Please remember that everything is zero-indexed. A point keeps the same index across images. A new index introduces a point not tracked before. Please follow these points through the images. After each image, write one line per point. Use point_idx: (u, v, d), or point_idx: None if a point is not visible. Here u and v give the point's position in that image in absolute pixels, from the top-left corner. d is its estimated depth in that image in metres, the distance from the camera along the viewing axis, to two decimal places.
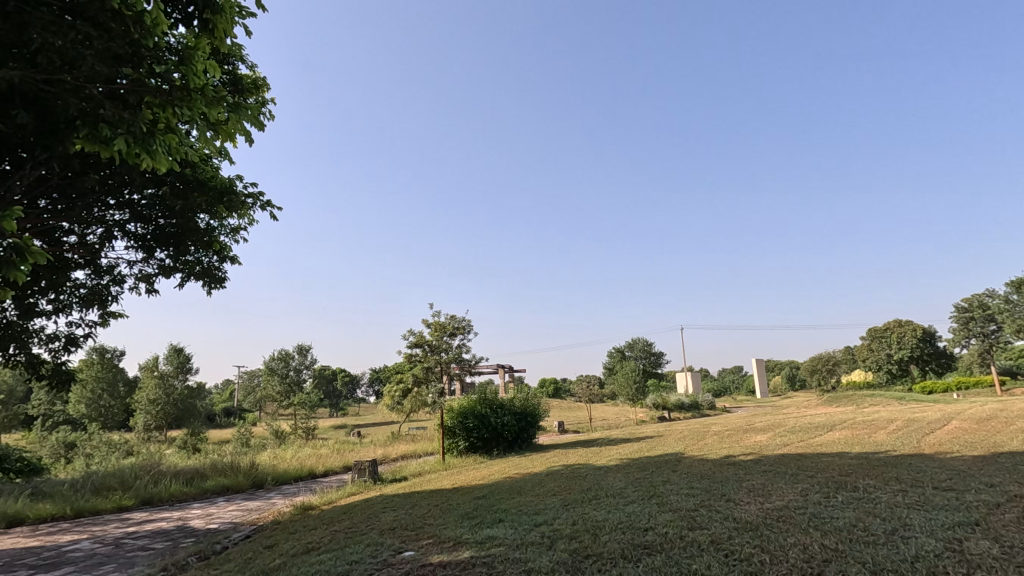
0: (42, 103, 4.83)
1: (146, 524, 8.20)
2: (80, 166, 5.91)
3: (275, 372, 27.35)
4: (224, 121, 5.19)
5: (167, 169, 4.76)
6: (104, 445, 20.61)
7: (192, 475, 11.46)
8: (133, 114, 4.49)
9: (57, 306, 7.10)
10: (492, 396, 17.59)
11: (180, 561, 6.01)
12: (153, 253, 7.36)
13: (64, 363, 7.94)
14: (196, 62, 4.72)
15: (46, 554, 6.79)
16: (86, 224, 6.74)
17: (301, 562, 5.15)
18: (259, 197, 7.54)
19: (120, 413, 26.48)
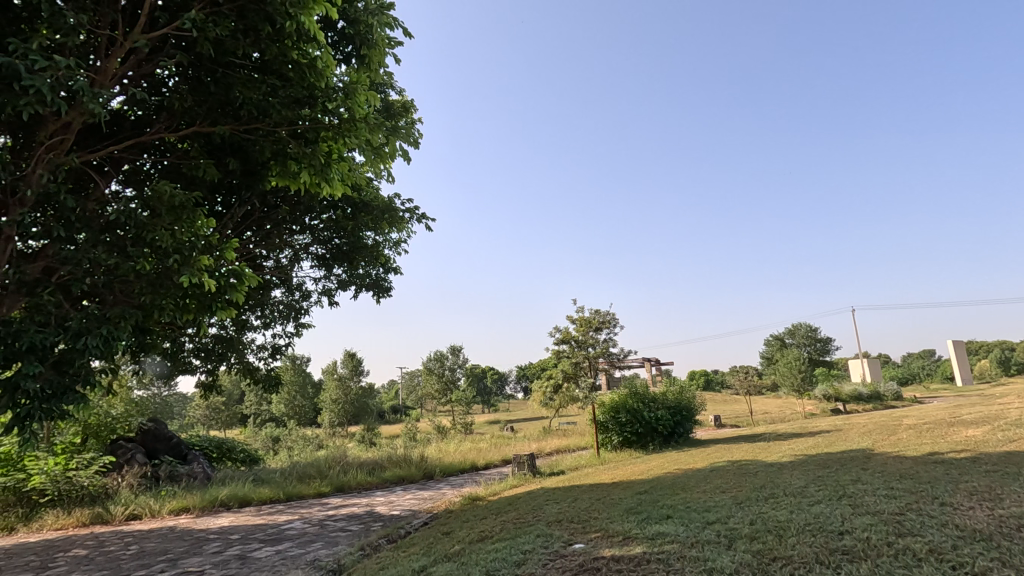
0: (244, 150, 5.76)
1: (342, 508, 9.34)
2: (274, 200, 6.91)
3: (433, 372, 29.79)
4: (383, 145, 5.76)
5: (341, 192, 5.46)
6: (300, 440, 23.96)
7: (374, 465, 12.82)
8: (312, 148, 5.22)
9: (264, 320, 8.37)
10: (641, 390, 17.13)
11: (374, 543, 6.75)
12: (333, 270, 8.29)
13: (271, 369, 9.35)
14: (358, 94, 5.30)
15: (270, 531, 8.04)
16: (281, 251, 7.82)
17: (479, 549, 5.48)
18: (415, 211, 8.19)
19: (310, 411, 30.62)
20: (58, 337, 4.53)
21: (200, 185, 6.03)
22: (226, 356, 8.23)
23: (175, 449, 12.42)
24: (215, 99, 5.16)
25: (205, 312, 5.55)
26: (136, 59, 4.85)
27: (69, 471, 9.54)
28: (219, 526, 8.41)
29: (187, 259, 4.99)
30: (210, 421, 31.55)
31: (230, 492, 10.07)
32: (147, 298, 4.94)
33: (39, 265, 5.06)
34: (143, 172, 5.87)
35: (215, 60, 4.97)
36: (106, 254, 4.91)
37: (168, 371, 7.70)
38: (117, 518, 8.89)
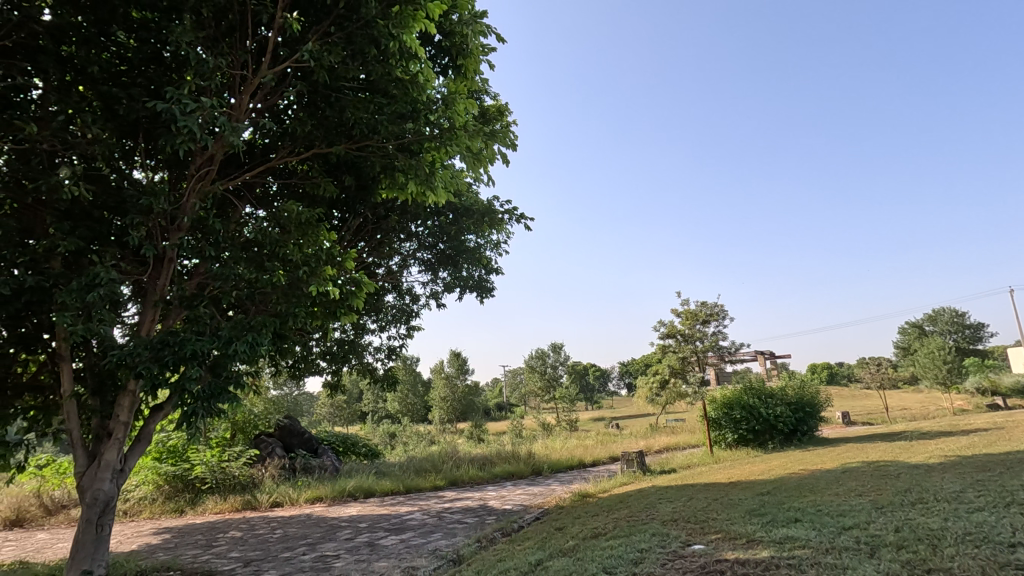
0: (357, 166, 6.21)
1: (458, 502, 9.74)
2: (384, 210, 7.35)
3: (535, 370, 30.13)
4: (482, 149, 5.95)
5: (445, 199, 5.72)
6: (414, 436, 25.32)
7: (484, 461, 13.23)
8: (417, 159, 5.53)
9: (379, 324, 8.93)
10: (756, 384, 16.09)
11: (490, 535, 6.98)
12: (438, 273, 8.63)
13: (387, 369, 9.96)
14: (457, 103, 5.53)
15: (394, 521, 8.58)
16: (392, 258, 8.29)
17: (594, 545, 5.47)
18: (514, 211, 8.33)
19: (422, 408, 32.27)
20: (213, 344, 5.15)
21: (320, 202, 6.60)
22: (347, 358, 8.89)
23: (307, 443, 13.64)
24: (330, 122, 5.61)
25: (331, 317, 6.10)
26: (262, 91, 5.39)
27: (223, 462, 10.84)
28: (349, 515, 9.13)
29: (314, 270, 5.51)
30: (334, 417, 34.29)
31: (356, 484, 10.88)
32: (282, 307, 5.52)
33: (194, 282, 5.80)
34: (271, 194, 6.53)
35: (329, 86, 5.41)
36: (247, 269, 5.52)
37: (300, 372, 8.47)
38: (263, 504, 9.95)
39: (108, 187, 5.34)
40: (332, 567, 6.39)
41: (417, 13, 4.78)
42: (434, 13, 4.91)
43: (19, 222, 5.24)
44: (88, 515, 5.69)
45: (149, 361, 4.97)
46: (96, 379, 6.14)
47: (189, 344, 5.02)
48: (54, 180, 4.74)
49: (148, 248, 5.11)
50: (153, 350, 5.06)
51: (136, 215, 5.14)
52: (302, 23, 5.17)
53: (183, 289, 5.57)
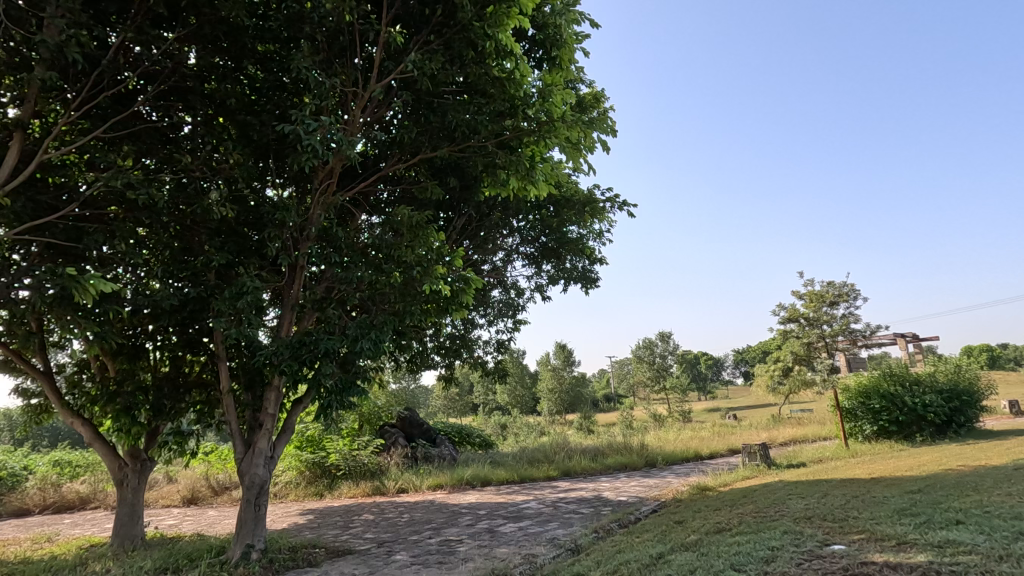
0: (460, 167, 6.45)
1: (572, 492, 9.81)
2: (487, 208, 7.55)
3: (643, 360, 29.41)
4: (582, 138, 5.90)
5: (546, 193, 5.74)
6: (524, 427, 25.83)
7: (596, 452, 13.18)
8: (518, 155, 5.61)
9: (488, 319, 9.18)
10: (898, 370, 14.49)
11: (607, 526, 6.95)
12: (542, 266, 8.69)
13: (497, 362, 10.25)
14: (554, 94, 5.52)
15: (511, 509, 8.83)
16: (496, 254, 8.48)
17: (718, 541, 5.25)
18: (616, 199, 8.16)
19: (530, 400, 32.81)
20: (342, 342, 5.63)
21: (428, 204, 6.93)
22: (459, 352, 9.23)
23: (426, 433, 14.40)
24: (433, 127, 5.84)
25: (443, 314, 6.42)
26: (371, 104, 5.76)
27: (354, 450, 11.77)
28: (468, 502, 9.54)
29: (426, 269, 5.82)
30: (448, 409, 35.96)
31: (473, 472, 11.33)
32: (400, 305, 5.91)
33: (322, 286, 6.36)
34: (383, 201, 6.96)
35: (431, 93, 5.65)
36: (367, 272, 5.96)
37: (417, 367, 8.97)
38: (390, 490, 10.71)
39: (248, 206, 6.01)
40: (456, 551, 6.72)
41: (510, 10, 4.85)
42: (527, 8, 4.95)
43: (181, 242, 6.05)
44: (247, 496, 6.46)
45: (290, 359, 5.54)
46: (247, 376, 6.94)
47: (323, 343, 5.52)
48: (206, 204, 5.42)
49: (283, 257, 5.68)
50: (292, 349, 5.63)
51: (272, 228, 5.73)
52: (404, 35, 5.45)
53: (314, 293, 6.13)
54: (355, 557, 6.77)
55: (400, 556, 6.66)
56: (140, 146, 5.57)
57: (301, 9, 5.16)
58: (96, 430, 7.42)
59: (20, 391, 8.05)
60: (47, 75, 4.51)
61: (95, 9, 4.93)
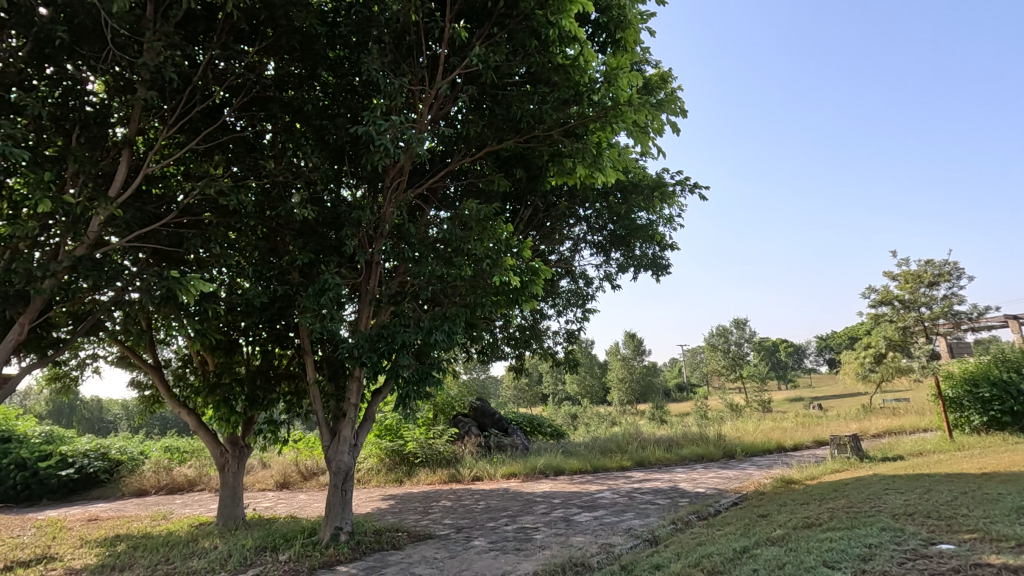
0: (526, 158, 6.47)
1: (647, 482, 9.66)
2: (553, 197, 7.51)
3: (718, 348, 28.37)
4: (651, 121, 5.73)
5: (614, 180, 5.64)
6: (595, 417, 25.65)
7: (670, 443, 12.89)
8: (584, 142, 5.53)
9: (557, 309, 9.16)
10: (1011, 355, 13.15)
11: (686, 518, 6.80)
12: (611, 254, 8.56)
13: (567, 352, 10.23)
14: (620, 78, 5.39)
15: (586, 498, 8.82)
16: (563, 244, 8.43)
17: (807, 536, 4.99)
18: (687, 182, 7.89)
19: (600, 390, 32.52)
20: (417, 334, 5.81)
21: (495, 196, 6.99)
22: (529, 343, 9.27)
23: (498, 423, 14.62)
24: (498, 119, 5.87)
25: (513, 304, 6.48)
26: (438, 101, 5.88)
27: (430, 439, 12.16)
28: (542, 491, 9.62)
29: (496, 261, 5.90)
30: (518, 399, 36.32)
31: (546, 462, 11.41)
32: (471, 297, 6.03)
33: (397, 280, 6.58)
34: (451, 195, 7.08)
35: (496, 86, 5.69)
36: (439, 266, 6.11)
37: (489, 358, 9.11)
38: (465, 478, 10.99)
39: (325, 206, 6.31)
40: (533, 539, 6.80)
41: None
42: None
43: (268, 243, 6.45)
44: (334, 481, 6.83)
45: (369, 352, 5.79)
46: (331, 367, 7.31)
47: (399, 336, 5.73)
48: (288, 206, 5.73)
49: (360, 254, 5.93)
50: (371, 342, 5.88)
51: (349, 227, 5.99)
52: (468, 30, 5.51)
53: (389, 287, 6.36)
54: (435, 542, 7.01)
55: (479, 542, 6.82)
56: (228, 156, 5.98)
57: (368, 13, 5.34)
58: (200, 419, 8.08)
59: (135, 383, 8.92)
60: (148, 96, 4.94)
61: (186, 31, 5.34)
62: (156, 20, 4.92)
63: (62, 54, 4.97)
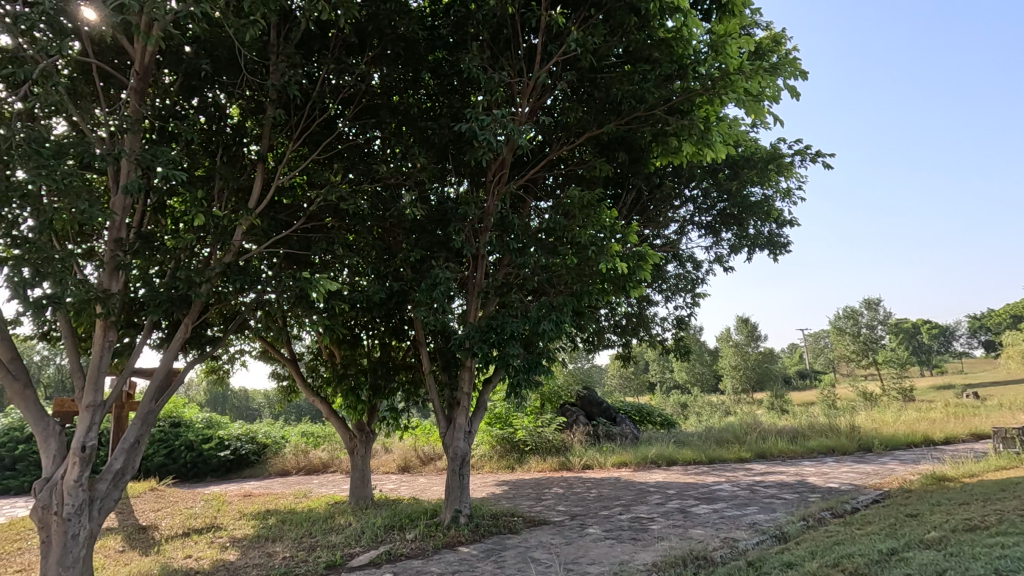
0: (628, 141, 6.30)
1: (770, 475, 9.09)
2: (657, 179, 7.25)
3: (845, 331, 25.98)
4: (766, 88, 5.31)
5: (725, 155, 5.33)
6: (707, 406, 24.59)
7: (795, 434, 12.02)
8: (690, 118, 5.25)
9: (665, 295, 8.85)
10: None
11: (818, 514, 6.30)
12: (722, 235, 8.10)
13: (676, 339, 9.86)
14: (729, 45, 5.05)
15: (703, 490, 8.48)
16: (669, 227, 8.12)
17: (971, 540, 4.41)
18: (807, 151, 7.25)
19: (711, 378, 31.09)
20: (525, 325, 5.89)
21: (597, 182, 6.89)
22: (636, 330, 9.05)
23: (606, 412, 14.50)
24: (598, 103, 5.77)
25: (621, 292, 6.35)
26: (536, 91, 5.90)
27: (539, 427, 12.34)
28: (655, 481, 9.40)
29: (601, 248, 5.81)
30: (624, 388, 35.75)
31: (658, 451, 11.13)
32: (577, 286, 6.00)
33: (503, 272, 6.71)
34: (553, 185, 7.09)
35: (594, 69, 5.60)
36: (544, 255, 6.14)
37: (595, 347, 9.05)
38: (576, 466, 11.03)
39: (432, 204, 6.58)
40: (649, 529, 6.66)
41: None
42: None
43: (383, 242, 6.87)
44: (452, 466, 7.15)
45: (480, 342, 5.98)
46: (444, 357, 7.64)
47: (508, 326, 5.85)
48: (400, 206, 6.05)
49: (467, 248, 6.11)
50: (481, 333, 6.06)
51: (456, 222, 6.20)
52: (563, 16, 5.48)
53: (496, 279, 6.50)
54: (550, 527, 7.11)
55: (594, 530, 6.82)
56: (345, 163, 6.43)
57: (466, 11, 5.49)
58: (331, 407, 8.84)
59: (275, 375, 9.93)
60: (277, 114, 5.45)
61: (305, 51, 5.83)
62: (280, 45, 5.42)
63: (206, 85, 5.63)
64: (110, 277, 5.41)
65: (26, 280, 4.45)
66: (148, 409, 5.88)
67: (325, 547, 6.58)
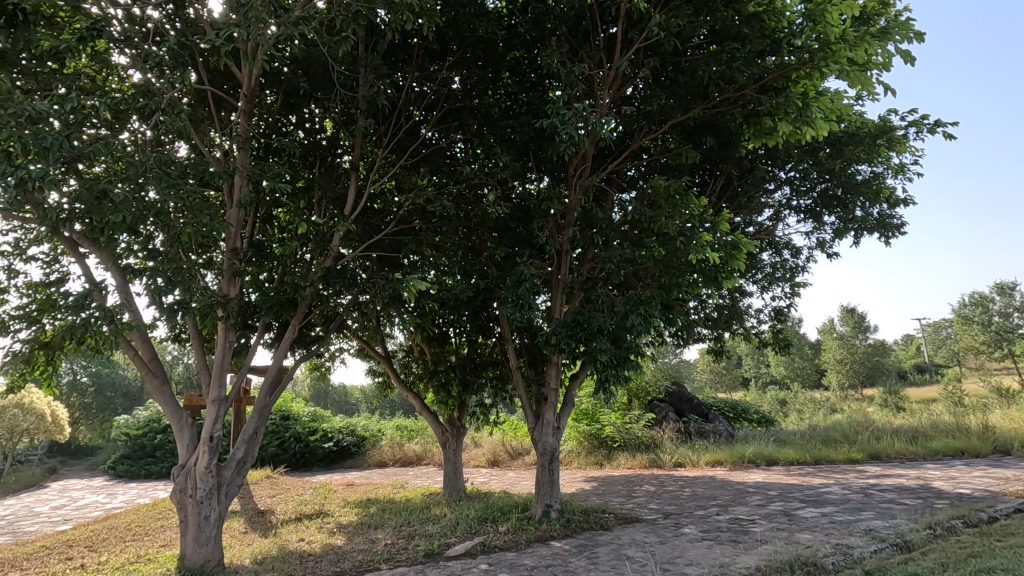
0: (716, 125, 6.03)
1: (887, 478, 8.33)
2: (749, 162, 6.86)
3: (972, 320, 23.32)
4: (873, 55, 4.86)
5: (827, 132, 4.93)
6: (810, 403, 23.01)
7: (915, 434, 10.93)
8: (786, 95, 4.91)
9: (760, 285, 8.36)
10: None
11: (947, 523, 5.69)
12: (824, 219, 7.53)
13: (774, 331, 9.30)
14: (829, 12, 4.66)
15: (809, 492, 7.94)
16: (762, 212, 7.66)
17: None
18: (922, 121, 6.56)
19: (813, 373, 29.03)
20: (612, 319, 5.80)
21: (684, 170, 6.63)
22: (729, 323, 8.63)
23: (697, 409, 13.96)
24: (682, 87, 5.56)
25: (713, 284, 6.07)
26: (617, 81, 5.79)
27: (627, 424, 12.11)
28: (755, 481, 8.93)
29: (690, 239, 5.58)
30: (716, 384, 34.26)
31: (756, 450, 10.56)
32: (666, 279, 5.82)
33: (587, 267, 6.64)
34: (636, 176, 6.92)
35: (678, 54, 5.42)
36: (630, 248, 6.02)
37: (686, 342, 8.73)
38: (667, 464, 10.72)
39: (515, 202, 6.64)
40: (751, 531, 6.34)
41: None
42: None
43: (468, 242, 7.03)
44: (542, 461, 7.19)
45: (567, 337, 5.97)
46: (530, 353, 7.71)
47: (595, 321, 5.78)
48: (484, 206, 6.17)
49: (551, 244, 6.11)
50: (568, 329, 6.04)
51: (539, 218, 6.22)
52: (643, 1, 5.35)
53: (581, 274, 6.45)
54: (644, 526, 6.96)
55: (690, 530, 6.59)
56: (431, 167, 6.66)
57: (543, 8, 5.51)
58: (423, 402, 9.20)
59: (371, 372, 10.48)
60: (367, 123, 5.75)
61: (391, 63, 6.11)
62: (368, 57, 5.72)
63: (303, 102, 6.06)
64: (228, 283, 5.96)
65: (161, 287, 5.01)
66: (264, 403, 6.43)
67: (423, 536, 6.87)
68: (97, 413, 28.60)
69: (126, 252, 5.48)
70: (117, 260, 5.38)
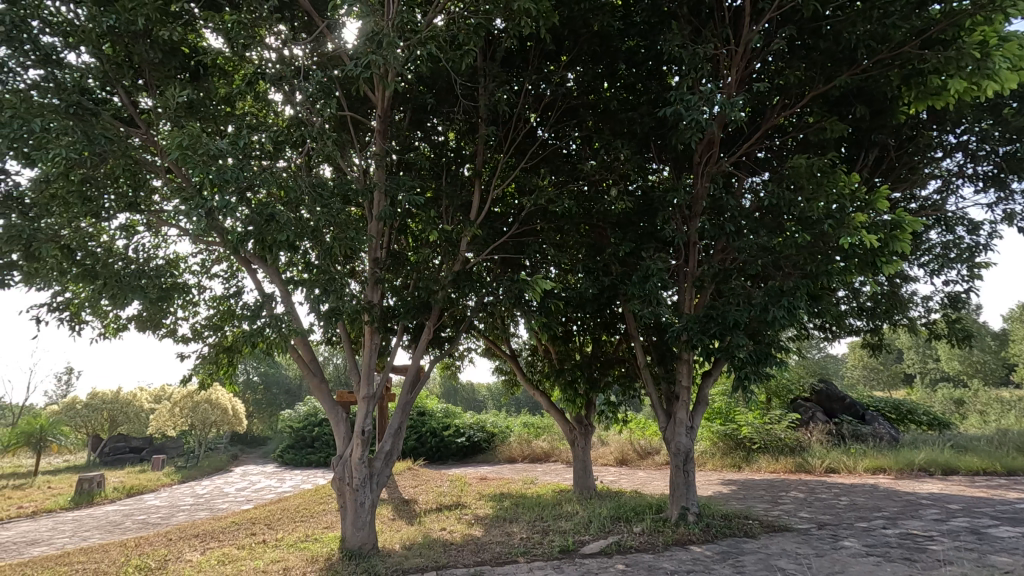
0: (867, 92, 5.40)
1: None
2: (908, 129, 6.04)
3: None
4: None
5: (1016, 84, 4.18)
6: (996, 404, 19.70)
7: None
8: (958, 47, 4.24)
9: (928, 268, 7.31)
10: None
11: None
12: (1011, 187, 6.40)
13: (946, 321, 8.09)
14: None
15: (1002, 507, 6.79)
16: (928, 185, 6.70)
17: None
18: None
19: (998, 368, 24.82)
20: (750, 313, 5.41)
21: (827, 145, 6.02)
22: (889, 313, 7.66)
23: (851, 408, 12.49)
24: (823, 55, 5.07)
25: (869, 270, 5.35)
26: (744, 58, 5.42)
27: (767, 424, 11.15)
28: (928, 492, 7.84)
29: (841, 221, 4.99)
30: (872, 381, 30.59)
31: (928, 457, 9.25)
32: (811, 267, 5.29)
33: (719, 258, 6.27)
34: (770, 158, 6.41)
35: (818, 19, 4.94)
36: (767, 236, 5.58)
37: (836, 335, 7.91)
38: (818, 469, 9.77)
39: (637, 195, 6.47)
40: (928, 549, 5.56)
41: None
42: None
43: (590, 239, 6.97)
44: (676, 462, 6.92)
45: (699, 333, 5.64)
46: (658, 351, 7.47)
47: (731, 315, 5.43)
48: (605, 201, 6.09)
49: (679, 236, 5.85)
50: (700, 324, 5.72)
51: (664, 210, 5.99)
52: None
53: (712, 266, 6.10)
54: (795, 535, 6.42)
55: (851, 543, 5.95)
56: (550, 167, 6.72)
57: None
58: (550, 400, 9.31)
59: (499, 370, 10.82)
60: (489, 130, 5.96)
61: (509, 69, 6.29)
62: (487, 67, 5.95)
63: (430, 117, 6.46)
64: (372, 290, 6.50)
65: (317, 296, 5.62)
66: (405, 401, 6.91)
67: (557, 532, 6.95)
68: (267, 408, 32.70)
69: (288, 267, 6.20)
70: (281, 273, 6.10)
